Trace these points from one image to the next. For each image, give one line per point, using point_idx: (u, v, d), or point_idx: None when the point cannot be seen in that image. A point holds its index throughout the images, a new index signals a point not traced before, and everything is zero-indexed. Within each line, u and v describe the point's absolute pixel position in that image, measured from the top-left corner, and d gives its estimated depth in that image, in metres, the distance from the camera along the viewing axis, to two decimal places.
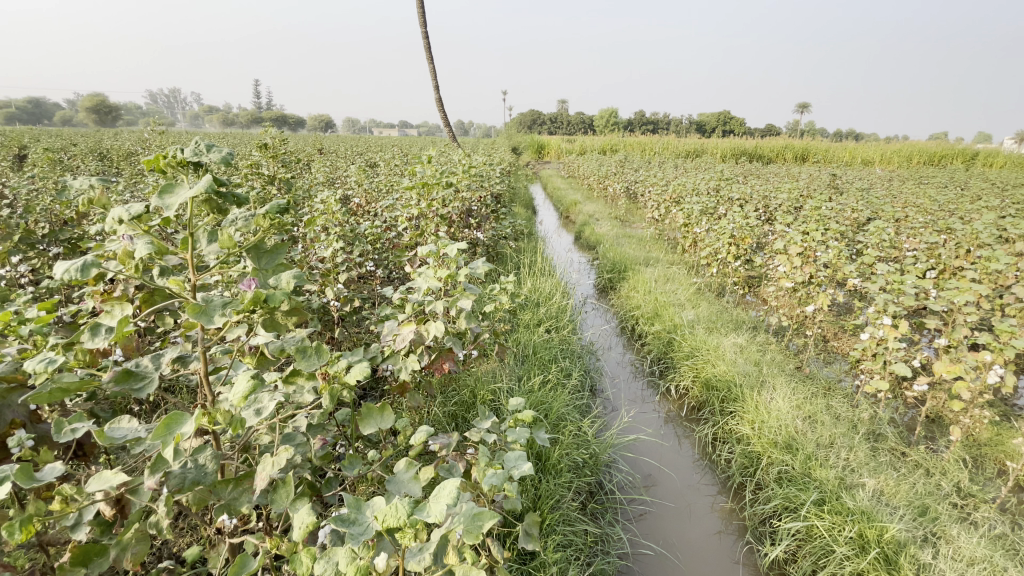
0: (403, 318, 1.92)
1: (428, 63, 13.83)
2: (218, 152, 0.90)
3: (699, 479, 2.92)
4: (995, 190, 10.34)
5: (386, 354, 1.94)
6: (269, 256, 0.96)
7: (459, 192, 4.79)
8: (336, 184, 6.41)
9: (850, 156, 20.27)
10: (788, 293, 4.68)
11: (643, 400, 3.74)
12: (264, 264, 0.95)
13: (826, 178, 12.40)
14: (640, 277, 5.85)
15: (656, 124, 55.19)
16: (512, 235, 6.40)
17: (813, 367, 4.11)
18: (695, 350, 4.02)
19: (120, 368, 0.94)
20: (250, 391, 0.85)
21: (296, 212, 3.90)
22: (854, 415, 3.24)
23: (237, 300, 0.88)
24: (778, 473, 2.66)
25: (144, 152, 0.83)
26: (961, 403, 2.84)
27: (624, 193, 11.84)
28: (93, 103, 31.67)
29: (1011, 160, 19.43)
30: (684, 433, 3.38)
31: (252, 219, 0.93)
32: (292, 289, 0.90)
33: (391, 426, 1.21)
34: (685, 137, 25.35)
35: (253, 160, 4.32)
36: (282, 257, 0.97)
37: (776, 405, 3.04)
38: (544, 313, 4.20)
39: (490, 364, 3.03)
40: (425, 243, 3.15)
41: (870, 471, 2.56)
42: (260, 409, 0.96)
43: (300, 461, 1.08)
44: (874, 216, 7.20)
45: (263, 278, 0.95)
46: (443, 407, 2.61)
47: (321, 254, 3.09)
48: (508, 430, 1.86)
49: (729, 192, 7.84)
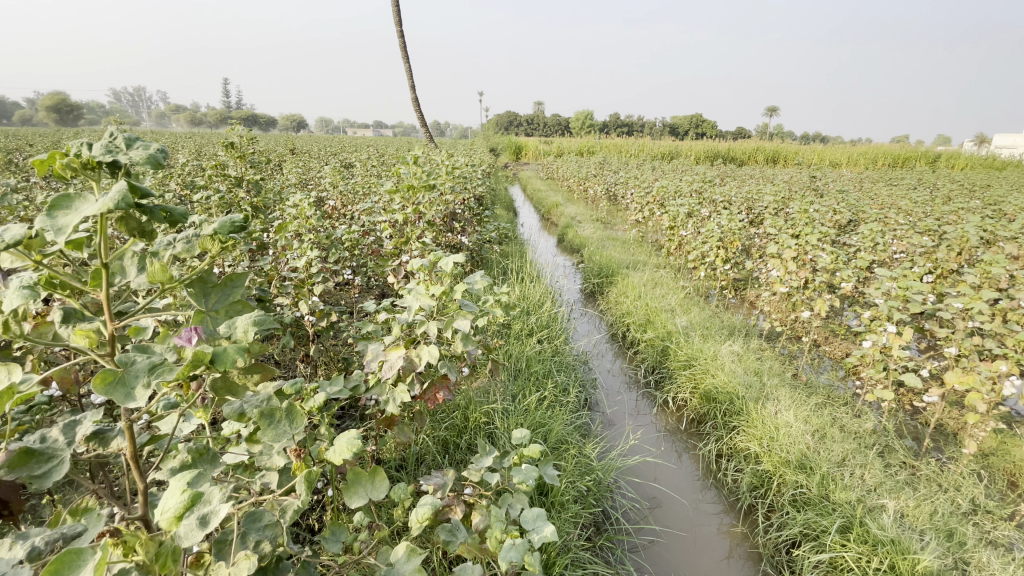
0: (390, 341, 1.69)
1: (404, 62, 13.48)
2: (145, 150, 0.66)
3: (704, 499, 2.76)
4: (961, 191, 10.63)
5: (371, 382, 1.71)
6: (221, 290, 0.74)
7: (442, 195, 4.54)
8: (309, 186, 6.07)
9: (819, 158, 20.72)
10: (782, 298, 4.57)
11: (639, 413, 3.56)
12: (212, 304, 0.72)
13: (802, 179, 12.57)
14: (629, 282, 5.68)
15: (631, 126, 55.76)
16: (496, 239, 6.16)
17: (810, 375, 3.99)
18: (692, 359, 3.86)
19: (15, 448, 0.70)
20: (183, 507, 0.66)
21: (266, 217, 3.59)
22: (860, 427, 3.12)
23: (173, 362, 0.63)
24: (793, 495, 2.53)
25: (34, 150, 0.60)
26: (976, 416, 2.74)
27: (605, 195, 11.74)
28: (48, 100, 30.22)
29: (971, 163, 20.17)
30: (684, 448, 3.21)
31: (195, 242, 0.70)
32: (249, 342, 0.67)
33: (384, 497, 1.01)
34: (659, 140, 25.53)
35: (218, 160, 3.99)
36: (240, 292, 0.74)
37: (783, 421, 2.89)
38: (534, 323, 3.99)
39: (481, 382, 2.80)
40: (410, 251, 2.91)
41: (889, 492, 2.44)
42: (207, 517, 0.71)
43: (270, 554, 0.84)
44: (856, 218, 7.20)
45: (211, 324, 0.71)
46: (433, 433, 2.37)
47: (294, 263, 2.80)
48: (513, 470, 1.66)
49: (712, 194, 7.78)
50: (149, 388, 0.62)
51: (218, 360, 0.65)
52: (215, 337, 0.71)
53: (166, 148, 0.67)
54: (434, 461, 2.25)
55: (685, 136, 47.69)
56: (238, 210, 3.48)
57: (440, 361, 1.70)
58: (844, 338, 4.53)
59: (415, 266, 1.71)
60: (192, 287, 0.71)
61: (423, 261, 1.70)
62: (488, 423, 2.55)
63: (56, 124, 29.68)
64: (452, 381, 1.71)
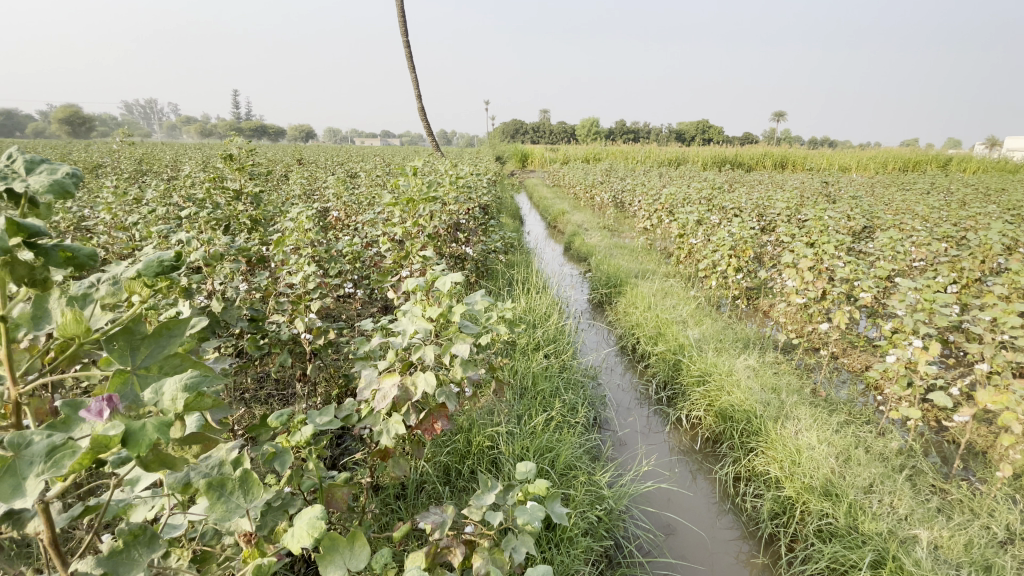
0: (384, 367, 1.57)
1: (410, 71, 13.53)
2: (50, 173, 0.60)
3: (723, 526, 2.59)
4: (975, 196, 10.40)
5: (364, 411, 1.60)
6: (154, 342, 0.62)
7: (445, 205, 4.44)
8: (314, 197, 6.00)
9: (828, 163, 20.47)
10: (799, 310, 4.41)
11: (651, 431, 3.41)
12: (143, 359, 0.61)
13: (813, 184, 12.38)
14: (637, 291, 5.54)
15: (637, 133, 55.73)
16: (502, 248, 6.04)
17: (828, 390, 3.84)
18: (706, 374, 3.71)
19: None
20: None
21: (265, 231, 3.50)
22: (885, 448, 2.96)
23: (74, 448, 0.55)
24: (818, 525, 2.38)
25: None
26: (1012, 438, 2.56)
27: (611, 202, 11.61)
28: (61, 113, 30.84)
29: (984, 167, 19.88)
30: (699, 470, 3.05)
31: (119, 283, 0.66)
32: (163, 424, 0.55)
33: (364, 566, 0.91)
34: (665, 147, 25.38)
35: (217, 172, 3.92)
36: (177, 343, 0.62)
37: (805, 442, 2.74)
38: (541, 336, 3.86)
39: (485, 402, 2.68)
40: (411, 265, 2.80)
41: (921, 521, 2.28)
42: None
43: None
44: (871, 224, 7.00)
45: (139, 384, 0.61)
46: (433, 460, 2.25)
47: (291, 279, 2.70)
48: (517, 509, 1.53)
49: (723, 201, 7.62)
50: (42, 478, 0.54)
51: (132, 444, 0.54)
52: (139, 404, 0.60)
53: (78, 170, 0.62)
54: (434, 490, 2.14)
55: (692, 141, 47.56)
56: (236, 224, 3.40)
57: (438, 389, 1.57)
58: (863, 349, 4.37)
59: (411, 286, 1.58)
60: (117, 340, 0.60)
61: (419, 279, 1.58)
62: (492, 447, 2.42)
63: (68, 136, 30.07)
64: (452, 410, 1.58)
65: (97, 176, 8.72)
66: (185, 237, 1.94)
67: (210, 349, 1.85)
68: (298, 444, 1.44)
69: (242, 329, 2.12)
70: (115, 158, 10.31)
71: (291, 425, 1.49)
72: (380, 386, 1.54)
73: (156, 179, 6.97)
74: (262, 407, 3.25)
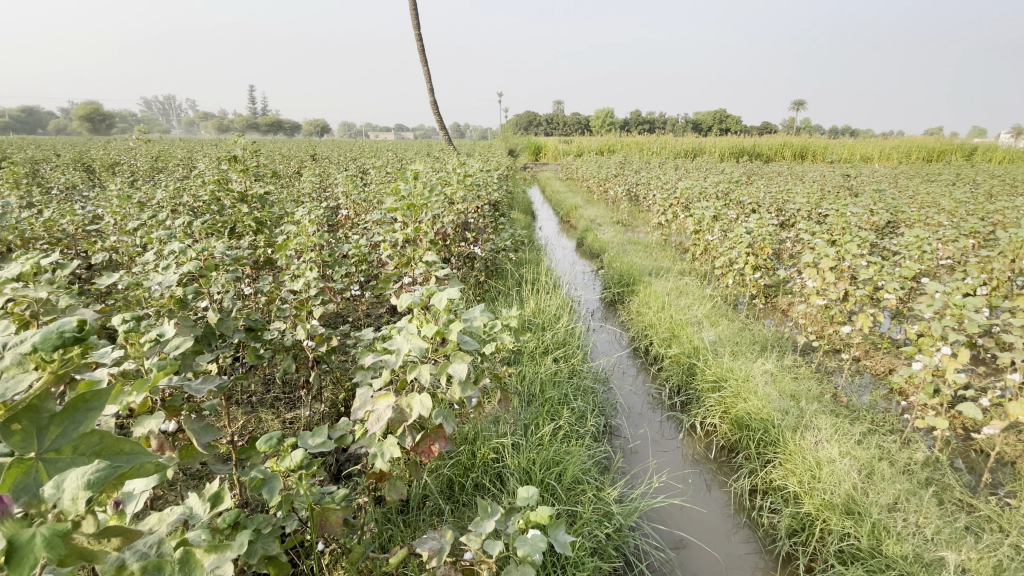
0: (379, 387, 1.49)
1: (422, 65, 13.46)
2: None
3: (739, 542, 2.49)
4: (1005, 188, 9.99)
5: (357, 432, 1.53)
6: (66, 420, 0.58)
7: (453, 204, 4.36)
8: (324, 195, 5.97)
9: (849, 153, 19.92)
10: (819, 311, 4.25)
11: (664, 439, 3.31)
12: (54, 442, 0.58)
13: (836, 177, 12.00)
14: (651, 290, 5.41)
15: (652, 124, 54.96)
16: (512, 246, 5.96)
17: (849, 395, 3.70)
18: (722, 380, 3.59)
19: None
20: None
21: (269, 233, 3.46)
22: (909, 459, 2.83)
23: None
24: (840, 546, 2.28)
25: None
26: None
27: (625, 196, 11.41)
28: (84, 110, 31.52)
29: (1014, 156, 19.16)
30: (714, 481, 2.95)
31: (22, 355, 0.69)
32: (52, 537, 0.53)
33: None
34: (681, 139, 24.94)
35: (222, 174, 3.89)
36: (92, 421, 0.59)
37: (827, 455, 2.62)
38: (550, 339, 3.78)
39: (490, 412, 2.61)
40: (413, 271, 2.73)
41: (950, 542, 2.16)
42: None
43: None
44: (895, 219, 6.74)
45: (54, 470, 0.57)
46: (436, 473, 2.19)
47: (292, 285, 2.65)
48: (518, 539, 1.45)
49: (739, 196, 7.41)
50: None
51: (14, 561, 0.50)
52: (40, 500, 0.55)
53: None
54: (436, 505, 2.07)
55: (708, 132, 46.69)
56: (241, 227, 3.37)
57: (435, 410, 1.49)
58: (887, 352, 4.21)
59: (405, 302, 1.49)
60: (20, 421, 0.56)
61: (415, 296, 1.49)
62: (498, 460, 2.35)
63: (90, 133, 30.60)
64: (450, 432, 1.49)
65: (115, 174, 8.85)
66: (180, 249, 1.89)
67: (203, 363, 1.80)
68: (287, 470, 1.38)
69: (240, 341, 2.07)
70: (133, 156, 10.44)
71: (281, 449, 1.43)
72: (374, 407, 1.47)
73: (170, 177, 7.02)
74: (269, 411, 3.22)
